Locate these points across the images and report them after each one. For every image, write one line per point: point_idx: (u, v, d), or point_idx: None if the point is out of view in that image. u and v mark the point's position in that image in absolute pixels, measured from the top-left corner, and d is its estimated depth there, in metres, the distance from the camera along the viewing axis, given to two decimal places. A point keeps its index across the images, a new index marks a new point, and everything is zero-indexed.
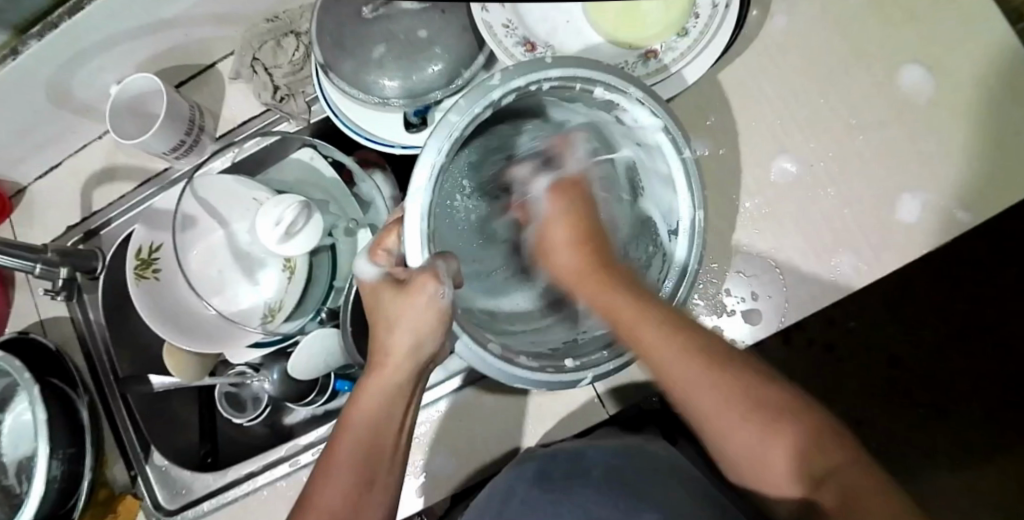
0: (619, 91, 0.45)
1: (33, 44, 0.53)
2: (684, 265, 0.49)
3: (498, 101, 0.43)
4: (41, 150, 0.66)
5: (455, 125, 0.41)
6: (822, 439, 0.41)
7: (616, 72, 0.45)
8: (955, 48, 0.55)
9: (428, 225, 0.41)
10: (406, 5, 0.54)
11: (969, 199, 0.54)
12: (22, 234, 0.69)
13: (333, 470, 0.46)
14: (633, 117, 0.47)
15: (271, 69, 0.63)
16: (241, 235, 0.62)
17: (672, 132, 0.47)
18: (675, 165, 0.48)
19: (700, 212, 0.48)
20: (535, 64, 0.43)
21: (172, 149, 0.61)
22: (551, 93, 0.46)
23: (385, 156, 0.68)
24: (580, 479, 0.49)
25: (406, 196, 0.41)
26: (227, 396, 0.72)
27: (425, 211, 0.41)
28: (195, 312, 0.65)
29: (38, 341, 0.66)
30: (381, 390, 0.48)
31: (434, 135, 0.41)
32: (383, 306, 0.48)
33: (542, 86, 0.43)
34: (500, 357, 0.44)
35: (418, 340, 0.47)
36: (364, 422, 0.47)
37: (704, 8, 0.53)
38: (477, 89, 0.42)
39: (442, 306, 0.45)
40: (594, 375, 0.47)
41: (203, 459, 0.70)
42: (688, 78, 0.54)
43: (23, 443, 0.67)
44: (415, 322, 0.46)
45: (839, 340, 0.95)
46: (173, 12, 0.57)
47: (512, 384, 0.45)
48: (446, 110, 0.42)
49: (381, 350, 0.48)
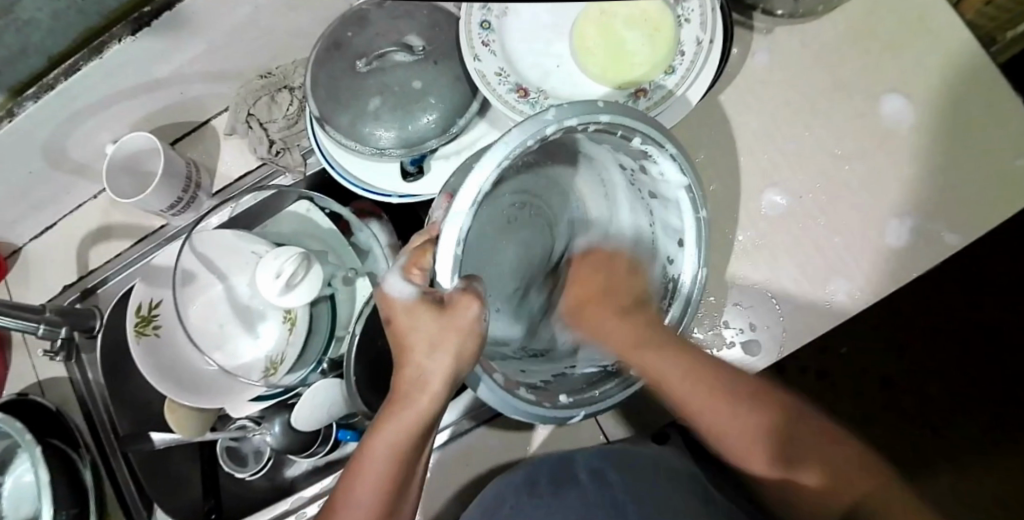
0: (656, 144, 0.45)
1: (29, 106, 0.52)
2: (686, 306, 0.51)
3: (549, 136, 0.40)
4: (37, 209, 0.65)
5: (503, 151, 0.39)
6: (832, 456, 0.48)
7: (657, 126, 0.44)
8: (933, 73, 0.56)
9: (462, 250, 0.39)
10: (398, 58, 0.55)
11: (956, 220, 0.54)
12: (18, 295, 0.68)
13: (356, 499, 0.45)
14: (659, 170, 0.48)
15: (266, 124, 0.64)
16: (241, 288, 0.62)
17: (694, 191, 0.47)
18: (687, 220, 0.49)
19: (705, 269, 0.50)
20: (587, 105, 0.41)
21: (169, 207, 0.61)
22: (590, 133, 0.45)
23: (380, 206, 0.69)
24: (572, 485, 0.51)
25: (445, 218, 0.38)
26: (228, 450, 0.71)
27: (463, 236, 0.38)
28: (196, 368, 0.64)
29: (37, 401, 0.65)
30: (410, 420, 0.45)
31: (484, 161, 0.39)
32: (418, 329, 0.44)
33: (587, 126, 0.42)
34: (502, 387, 0.44)
35: (454, 369, 0.44)
36: (387, 456, 0.45)
37: (688, 44, 0.54)
38: (531, 121, 0.39)
39: (480, 330, 0.42)
40: (585, 413, 0.47)
41: (207, 514, 0.67)
42: (693, 98, 0.55)
43: (23, 507, 0.64)
44: (454, 349, 0.43)
45: (831, 365, 0.94)
46: (167, 70, 0.57)
47: (511, 416, 0.44)
48: (497, 137, 0.39)
49: (413, 377, 0.46)
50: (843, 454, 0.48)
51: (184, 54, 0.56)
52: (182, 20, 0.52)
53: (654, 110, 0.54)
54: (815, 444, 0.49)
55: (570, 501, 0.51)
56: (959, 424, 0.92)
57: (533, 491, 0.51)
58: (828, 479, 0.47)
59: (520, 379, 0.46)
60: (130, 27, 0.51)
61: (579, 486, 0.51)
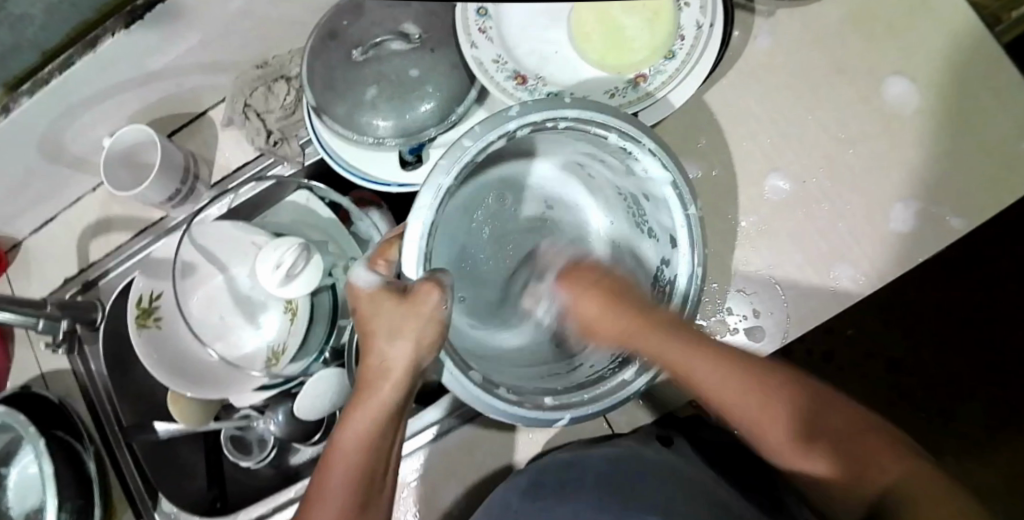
0: (630, 138, 0.47)
1: (24, 102, 0.52)
2: (686, 300, 0.50)
3: (512, 132, 0.45)
4: (36, 204, 0.65)
5: (466, 150, 0.44)
6: (834, 414, 0.44)
7: (631, 121, 0.47)
8: (933, 57, 0.56)
9: (426, 244, 0.44)
10: (395, 46, 0.54)
11: (960, 203, 0.55)
12: (20, 290, 0.69)
13: (325, 496, 0.45)
14: (644, 167, 0.49)
15: (263, 115, 0.64)
16: (241, 280, 0.62)
17: (681, 188, 0.48)
18: (679, 218, 0.49)
19: (699, 267, 0.49)
20: (553, 104, 0.45)
21: (169, 199, 0.61)
22: (565, 133, 0.48)
23: (380, 194, 0.69)
24: (579, 488, 0.50)
25: (410, 214, 0.44)
26: (232, 439, 0.72)
27: (426, 230, 0.44)
28: (199, 360, 0.64)
29: (41, 394, 0.65)
30: (378, 406, 0.46)
31: (446, 158, 0.44)
32: (381, 317, 0.47)
33: (556, 123, 0.46)
34: (477, 384, 0.45)
35: (418, 355, 0.46)
36: (356, 445, 0.46)
37: (688, 28, 0.54)
38: (494, 119, 0.45)
39: (442, 318, 0.45)
40: (571, 416, 0.47)
41: (211, 504, 0.69)
42: (675, 103, 0.54)
43: (30, 496, 0.65)
44: (414, 335, 0.45)
45: (836, 345, 0.95)
46: (163, 61, 0.56)
47: (490, 415, 0.46)
48: (462, 134, 0.45)
49: (377, 366, 0.47)
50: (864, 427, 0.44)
51: (180, 45, 0.56)
52: (175, 13, 0.51)
53: (633, 107, 0.54)
54: (834, 424, 0.44)
55: (576, 502, 0.50)
56: (959, 404, 0.93)
57: (539, 491, 0.51)
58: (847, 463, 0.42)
59: (502, 380, 0.48)
60: (124, 20, 0.50)
61: (584, 487, 0.50)
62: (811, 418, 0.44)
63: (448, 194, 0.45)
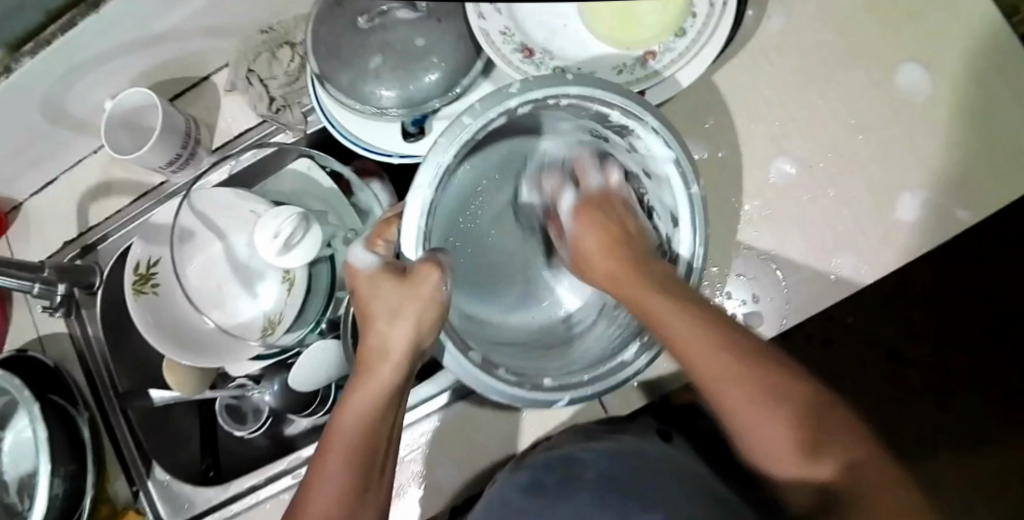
0: (634, 117, 0.46)
1: (26, 62, 0.52)
2: (684, 287, 0.49)
3: (513, 108, 0.44)
4: (38, 164, 0.65)
5: (467, 126, 0.43)
6: (842, 437, 0.40)
7: (636, 100, 0.46)
8: (949, 44, 0.55)
9: (425, 223, 0.44)
10: (402, 14, 0.53)
11: (970, 195, 0.54)
12: (20, 251, 0.69)
13: (325, 478, 0.44)
14: (646, 146, 0.48)
15: (266, 81, 0.64)
16: (239, 248, 0.62)
17: (683, 167, 0.47)
18: (680, 197, 0.48)
19: (700, 249, 0.48)
20: (556, 80, 0.44)
21: (169, 164, 0.61)
22: (565, 110, 0.48)
23: (382, 165, 0.68)
24: (580, 485, 0.48)
25: (408, 192, 0.43)
26: (227, 408, 0.71)
27: (424, 209, 0.43)
28: (196, 328, 0.63)
29: (39, 359, 0.65)
30: (378, 389, 0.47)
31: (446, 136, 0.43)
32: (383, 298, 0.48)
33: (558, 100, 0.45)
34: (476, 364, 0.45)
35: (419, 334, 0.47)
36: (357, 427, 0.45)
37: (701, 6, 0.52)
38: (494, 96, 0.44)
39: (442, 297, 0.46)
40: (571, 397, 0.47)
41: (205, 473, 0.68)
42: (681, 82, 0.53)
43: (23, 461, 0.65)
44: (415, 315, 0.46)
45: (840, 337, 0.94)
46: (166, 25, 0.56)
47: (488, 395, 0.45)
48: (461, 112, 0.44)
49: (378, 348, 0.48)
50: (863, 450, 0.40)
51: (183, 9, 0.55)
52: None
53: (638, 85, 0.53)
54: (833, 430, 0.40)
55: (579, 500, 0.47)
56: (959, 405, 0.93)
57: (541, 489, 0.49)
58: (835, 461, 0.39)
59: (502, 361, 0.47)
60: None
61: (587, 483, 0.48)
62: (809, 415, 0.40)
63: (449, 172, 0.44)
